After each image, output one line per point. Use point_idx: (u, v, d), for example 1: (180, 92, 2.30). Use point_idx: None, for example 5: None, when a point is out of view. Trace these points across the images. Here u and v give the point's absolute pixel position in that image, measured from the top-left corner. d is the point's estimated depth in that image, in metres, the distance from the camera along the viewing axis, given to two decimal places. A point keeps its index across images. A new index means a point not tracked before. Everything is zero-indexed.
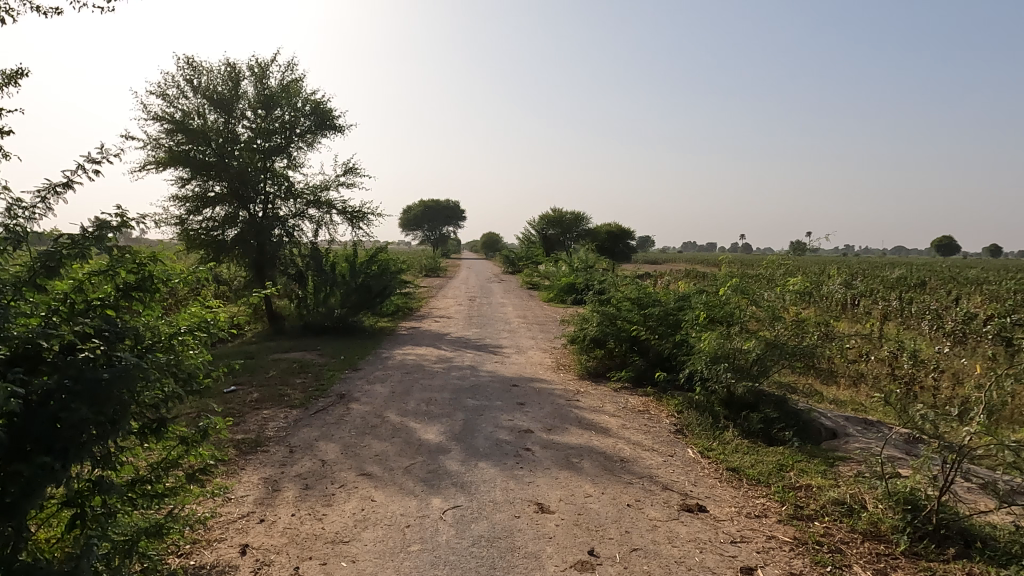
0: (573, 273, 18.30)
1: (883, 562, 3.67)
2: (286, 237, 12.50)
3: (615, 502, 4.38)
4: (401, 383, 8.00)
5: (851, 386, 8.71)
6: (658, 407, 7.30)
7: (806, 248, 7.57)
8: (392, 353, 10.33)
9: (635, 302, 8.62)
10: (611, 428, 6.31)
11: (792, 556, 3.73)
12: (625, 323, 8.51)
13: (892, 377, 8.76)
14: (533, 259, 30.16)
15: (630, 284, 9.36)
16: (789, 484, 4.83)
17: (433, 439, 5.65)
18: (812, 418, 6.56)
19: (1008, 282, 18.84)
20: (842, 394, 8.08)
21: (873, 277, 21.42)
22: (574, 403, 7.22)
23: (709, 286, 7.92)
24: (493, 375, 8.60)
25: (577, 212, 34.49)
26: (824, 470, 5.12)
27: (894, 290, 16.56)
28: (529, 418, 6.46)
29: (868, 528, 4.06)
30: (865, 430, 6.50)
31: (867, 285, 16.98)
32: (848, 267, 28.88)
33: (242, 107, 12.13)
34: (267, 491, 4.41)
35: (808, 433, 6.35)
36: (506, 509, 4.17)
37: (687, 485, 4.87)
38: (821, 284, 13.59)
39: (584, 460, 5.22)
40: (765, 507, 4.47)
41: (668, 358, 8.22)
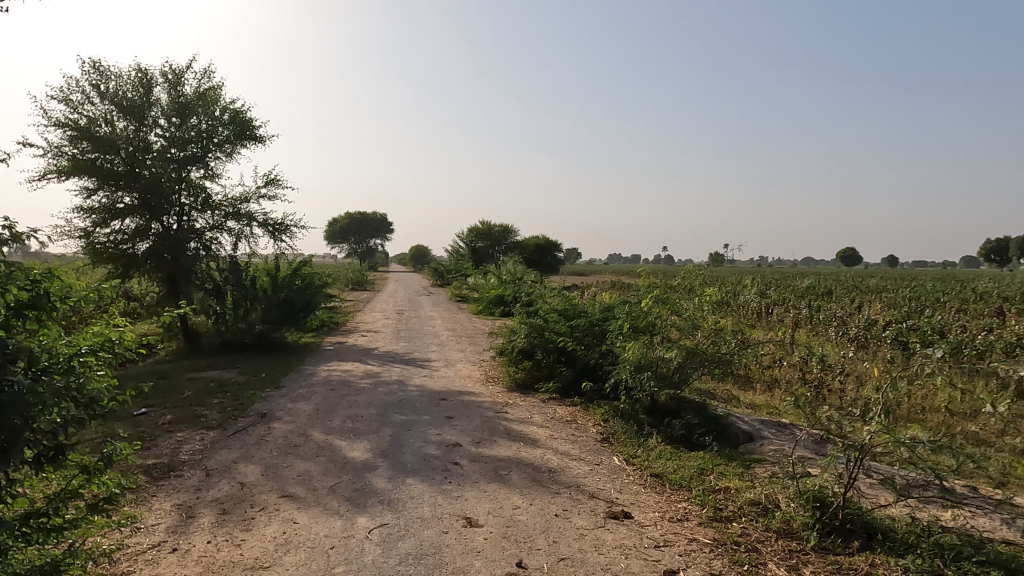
0: (501, 285, 18.39)
1: (795, 559, 3.85)
2: (202, 250, 12.00)
3: (543, 513, 4.42)
4: (326, 400, 7.79)
5: (766, 391, 9.16)
6: (585, 416, 7.43)
7: (723, 259, 7.96)
8: (316, 369, 10.04)
9: (561, 313, 8.77)
10: (539, 439, 6.37)
11: (711, 557, 3.87)
12: (551, 335, 8.64)
13: (803, 381, 9.28)
14: (461, 271, 30.14)
15: (556, 296, 9.52)
16: (709, 487, 5.02)
17: (359, 456, 5.53)
18: (730, 423, 6.86)
19: (904, 290, 20.33)
20: (757, 399, 8.49)
21: (785, 286, 22.63)
22: (503, 415, 7.24)
23: (632, 296, 8.18)
24: (422, 389, 8.50)
25: (505, 225, 34.84)
26: (741, 472, 5.35)
27: (803, 298, 17.56)
28: (458, 432, 6.43)
29: (781, 526, 4.26)
30: (779, 432, 6.83)
31: (779, 294, 17.95)
32: (762, 278, 30.44)
33: (155, 114, 11.56)
34: (182, 518, 4.20)
35: (726, 437, 6.63)
36: (434, 525, 4.13)
37: (613, 492, 4.98)
38: (736, 294, 14.26)
39: (513, 472, 5.24)
40: (686, 510, 4.62)
41: (595, 368, 8.39)
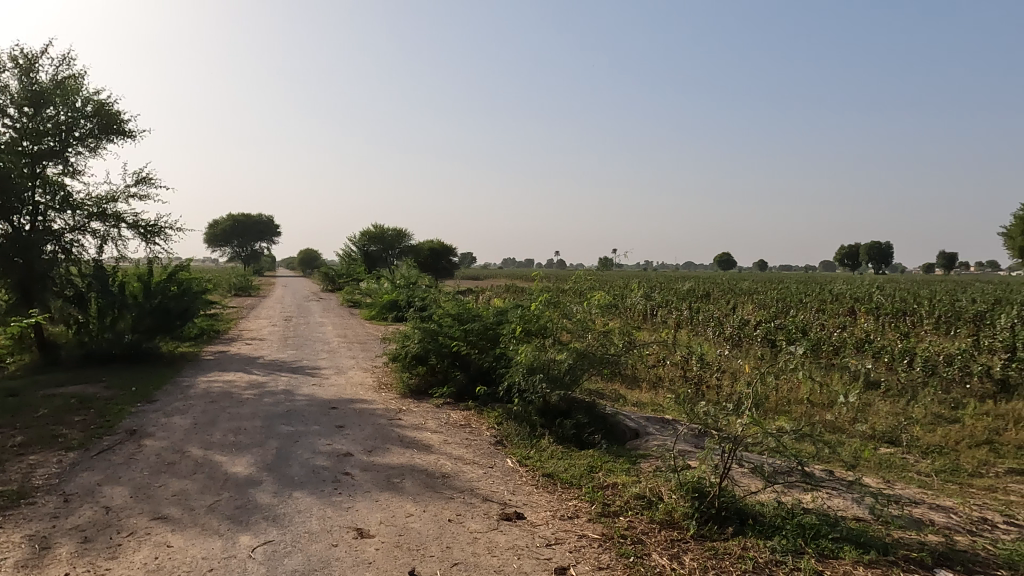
0: (394, 289, 18.09)
1: (676, 547, 4.07)
2: (61, 253, 10.95)
3: (437, 518, 4.39)
4: (205, 413, 7.32)
5: (651, 389, 9.62)
6: (479, 420, 7.46)
7: (611, 264, 8.27)
8: (194, 381, 9.41)
9: (455, 317, 8.76)
10: (432, 444, 6.32)
11: (600, 552, 4.00)
12: (445, 339, 8.61)
13: (684, 379, 9.83)
14: (353, 276, 29.38)
15: (450, 300, 9.50)
16: (598, 484, 5.20)
17: (242, 471, 5.25)
18: (618, 421, 7.14)
19: (772, 292, 22.08)
20: (642, 397, 8.88)
21: (668, 289, 23.89)
22: (395, 422, 7.12)
23: (524, 300, 8.32)
24: (311, 398, 8.19)
25: (398, 229, 34.33)
26: (627, 467, 5.58)
27: (684, 300, 18.63)
28: (348, 441, 6.25)
29: (664, 517, 4.48)
30: (662, 428, 7.20)
31: (663, 296, 18.91)
32: (648, 281, 31.97)
33: (3, 103, 10.40)
34: (34, 551, 3.79)
35: (614, 434, 6.90)
36: (323, 539, 3.99)
37: (506, 494, 5.03)
38: (623, 297, 14.87)
39: (405, 480, 5.17)
40: (576, 508, 4.76)
41: (488, 372, 8.47)
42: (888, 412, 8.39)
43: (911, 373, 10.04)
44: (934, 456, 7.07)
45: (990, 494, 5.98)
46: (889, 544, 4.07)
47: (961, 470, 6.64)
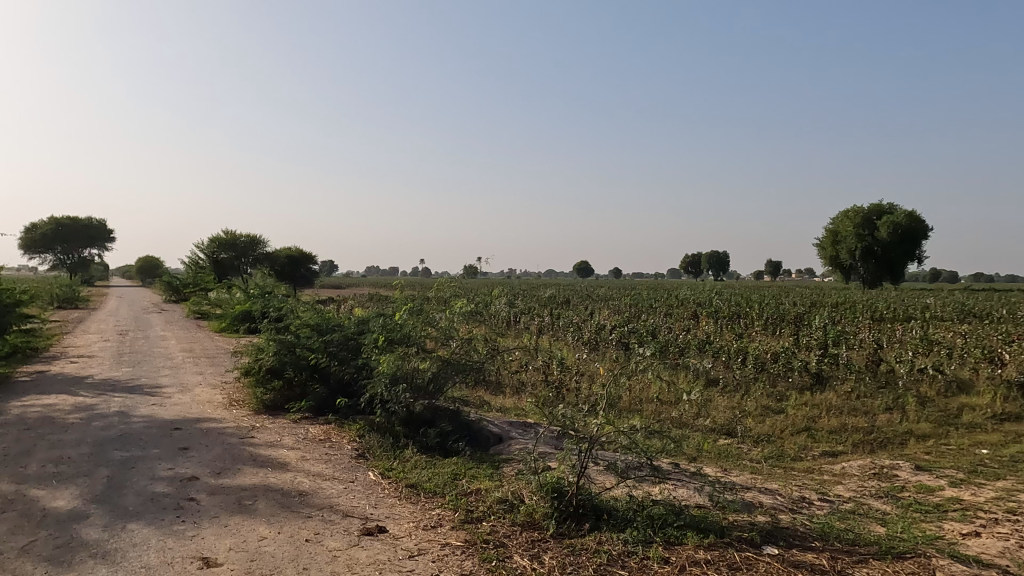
0: (247, 299, 17.03)
1: (536, 548, 4.19)
2: None
3: (292, 540, 4.19)
4: (18, 442, 6.44)
5: (515, 394, 9.83)
6: (339, 434, 7.21)
7: (476, 271, 8.36)
8: (4, 406, 8.24)
9: (314, 328, 8.42)
10: (289, 462, 6.02)
11: (462, 559, 4.02)
12: (303, 351, 8.25)
13: (546, 383, 10.16)
14: (201, 285, 27.32)
15: (309, 310, 9.12)
16: (461, 491, 5.22)
17: (64, 506, 4.68)
18: (481, 427, 7.22)
19: (626, 298, 23.48)
20: (506, 402, 9.06)
21: (531, 296, 24.60)
22: (248, 440, 6.70)
23: (387, 309, 8.19)
24: (150, 419, 7.48)
25: (252, 235, 32.38)
26: (490, 473, 5.66)
27: (545, 307, 19.26)
28: (194, 464, 5.79)
29: (525, 519, 4.60)
30: (524, 431, 7.39)
31: (526, 303, 19.44)
32: (512, 288, 32.70)
33: None
34: None
35: (478, 441, 6.97)
36: (162, 573, 3.66)
37: (367, 508, 4.91)
38: (488, 304, 15.10)
39: (258, 501, 4.88)
40: (439, 517, 4.75)
41: (350, 384, 8.25)
42: (725, 406, 9.22)
43: (745, 370, 11.09)
44: (763, 444, 7.86)
45: (808, 475, 6.75)
46: (725, 527, 4.47)
47: (785, 456, 7.45)
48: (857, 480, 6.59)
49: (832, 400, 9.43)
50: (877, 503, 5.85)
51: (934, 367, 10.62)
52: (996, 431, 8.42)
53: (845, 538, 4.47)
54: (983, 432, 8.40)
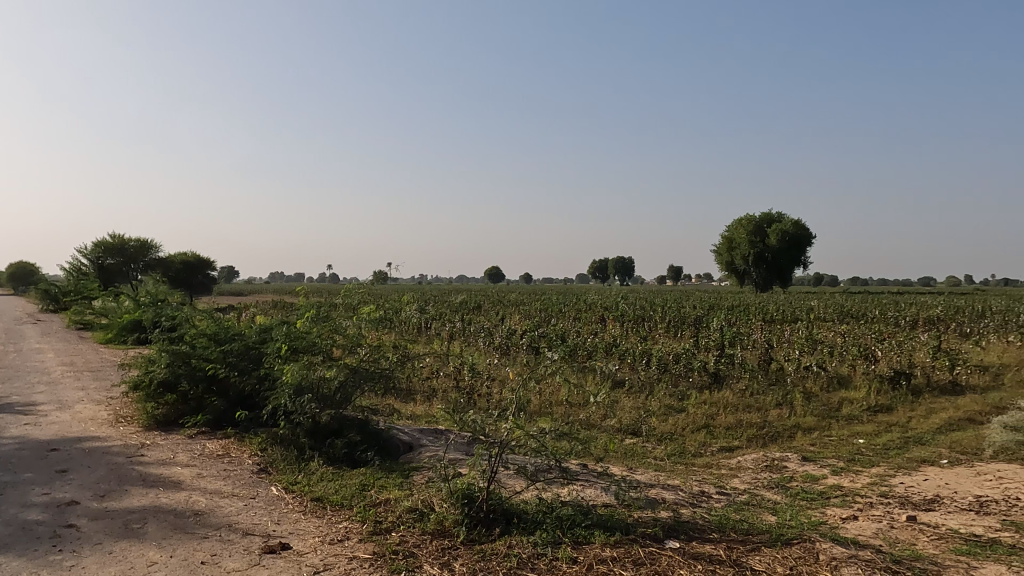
0: (137, 307, 15.89)
1: (446, 556, 4.15)
2: None
3: (186, 563, 3.94)
4: None
5: (425, 401, 9.73)
6: (239, 448, 6.86)
7: (385, 277, 8.21)
8: None
9: (211, 337, 7.98)
10: (184, 480, 5.67)
11: (370, 572, 3.94)
12: (199, 362, 7.81)
13: (457, 389, 10.13)
14: (84, 293, 25.26)
15: (205, 318, 8.64)
16: (370, 502, 5.10)
17: None
18: (391, 436, 7.09)
19: (536, 302, 23.79)
20: (417, 410, 8.96)
21: (442, 302, 24.44)
22: (136, 459, 6.25)
23: (291, 316, 7.89)
24: (22, 441, 6.83)
25: (142, 239, 30.27)
26: (400, 482, 5.57)
27: (457, 312, 19.19)
28: (74, 487, 5.34)
29: (435, 527, 4.56)
30: (435, 439, 7.34)
31: (437, 308, 19.29)
32: (422, 293, 32.35)
33: None
34: None
35: (387, 450, 6.84)
36: None
37: (269, 525, 4.70)
38: (398, 310, 14.87)
39: (148, 524, 4.56)
40: (346, 530, 4.62)
41: (251, 396, 7.88)
42: (631, 406, 9.54)
43: (649, 371, 11.52)
44: (666, 442, 8.19)
45: (707, 470, 7.10)
46: (631, 524, 4.61)
47: (686, 452, 7.79)
48: (751, 473, 7.00)
49: (728, 397, 9.97)
50: (769, 493, 6.23)
51: (818, 365, 11.46)
52: (871, 422, 9.20)
53: (740, 529, 4.73)
54: (860, 423, 9.15)
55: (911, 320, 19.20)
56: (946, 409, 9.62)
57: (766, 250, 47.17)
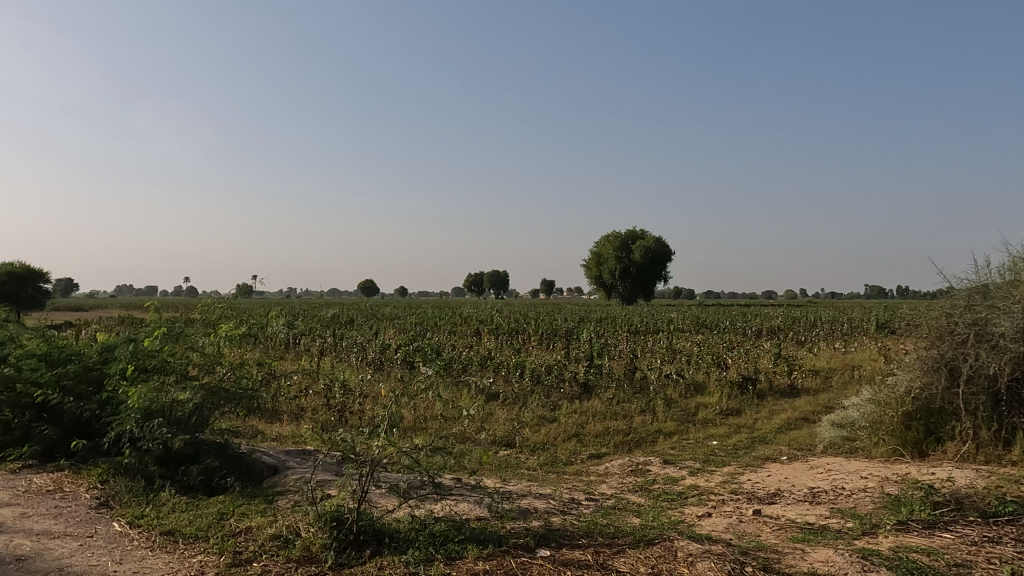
0: None
1: None
2: None
3: None
4: None
5: (293, 421, 9.27)
6: (74, 482, 6.15)
7: (249, 291, 7.77)
8: None
9: (40, 358, 7.12)
10: (4, 521, 4.99)
11: None
12: (25, 387, 6.93)
13: (327, 408, 9.76)
14: None
15: (34, 337, 7.69)
16: (229, 532, 4.77)
17: None
18: (254, 459, 6.68)
19: (412, 317, 23.52)
20: (283, 431, 8.52)
21: (312, 316, 23.48)
22: None
23: (138, 334, 7.22)
24: None
25: None
26: (263, 508, 5.25)
27: (328, 327, 18.51)
28: None
29: (301, 554, 4.34)
30: (302, 460, 7.02)
31: (306, 323, 18.49)
32: (291, 308, 30.86)
33: None
34: None
35: (249, 474, 6.43)
36: None
37: (109, 565, 4.24)
38: (264, 326, 14.09)
39: None
40: (201, 564, 4.27)
41: (89, 423, 7.10)
42: (504, 418, 9.67)
43: (522, 383, 11.74)
44: (538, 452, 8.37)
45: (577, 478, 7.34)
46: (503, 536, 4.66)
47: (557, 461, 8.02)
48: (617, 478, 7.32)
49: (597, 406, 10.40)
50: (634, 497, 6.56)
51: (677, 373, 12.26)
52: (723, 425, 9.97)
53: (606, 533, 4.93)
54: (713, 426, 9.89)
55: (756, 330, 21.08)
56: (785, 410, 10.64)
57: (632, 266, 49.83)
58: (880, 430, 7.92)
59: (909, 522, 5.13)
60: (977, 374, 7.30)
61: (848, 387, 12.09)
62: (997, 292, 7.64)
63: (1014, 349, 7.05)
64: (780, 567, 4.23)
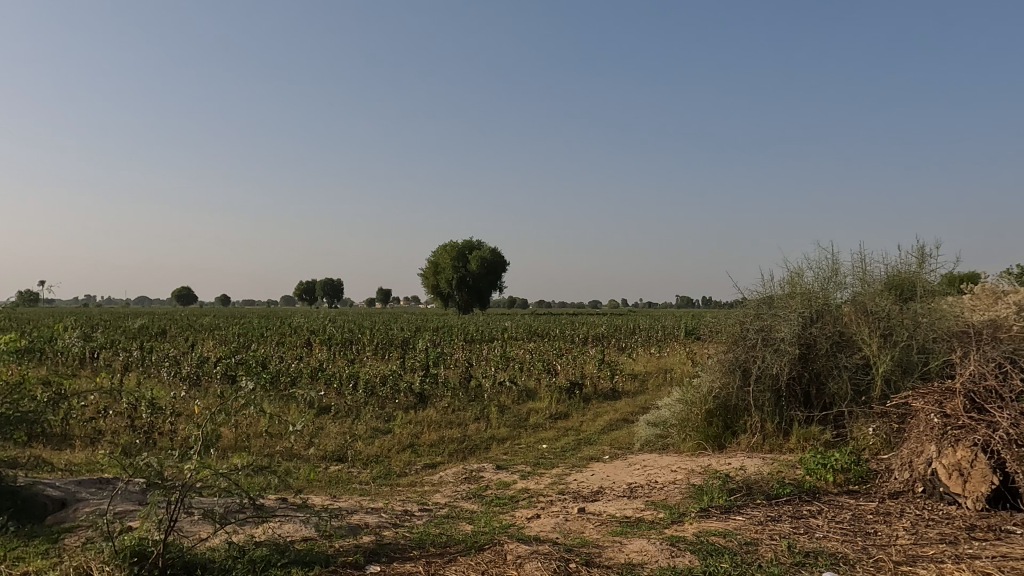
0: None
1: None
2: None
3: None
4: None
5: (87, 447, 8.19)
6: None
7: (36, 299, 6.76)
8: None
9: None
10: None
11: None
12: None
13: (131, 430, 8.75)
14: None
15: None
16: None
17: None
18: (35, 493, 5.79)
19: (233, 327, 21.86)
20: (74, 458, 7.49)
21: (113, 328, 20.95)
22: None
23: None
24: None
25: None
26: (45, 549, 4.57)
27: (133, 339, 16.63)
28: None
29: None
30: (98, 490, 6.21)
31: (106, 336, 16.46)
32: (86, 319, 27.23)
33: None
34: None
35: (28, 511, 5.56)
36: None
37: None
38: (51, 339, 12.32)
39: None
40: None
41: None
42: (336, 432, 9.31)
43: (355, 395, 11.39)
44: (371, 465, 8.17)
45: (411, 489, 7.27)
46: (331, 555, 4.48)
47: (391, 474, 7.88)
48: (451, 487, 7.36)
49: (432, 416, 10.38)
50: (466, 504, 6.63)
51: (510, 381, 12.62)
52: (552, 428, 10.43)
53: (438, 542, 4.93)
54: (543, 430, 10.31)
55: (582, 337, 22.35)
56: (607, 413, 11.40)
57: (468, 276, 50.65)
58: (688, 426, 8.76)
59: (709, 508, 5.73)
60: (763, 373, 8.36)
61: (661, 389, 13.23)
62: (779, 302, 8.81)
63: (791, 351, 8.18)
64: (600, 560, 4.51)
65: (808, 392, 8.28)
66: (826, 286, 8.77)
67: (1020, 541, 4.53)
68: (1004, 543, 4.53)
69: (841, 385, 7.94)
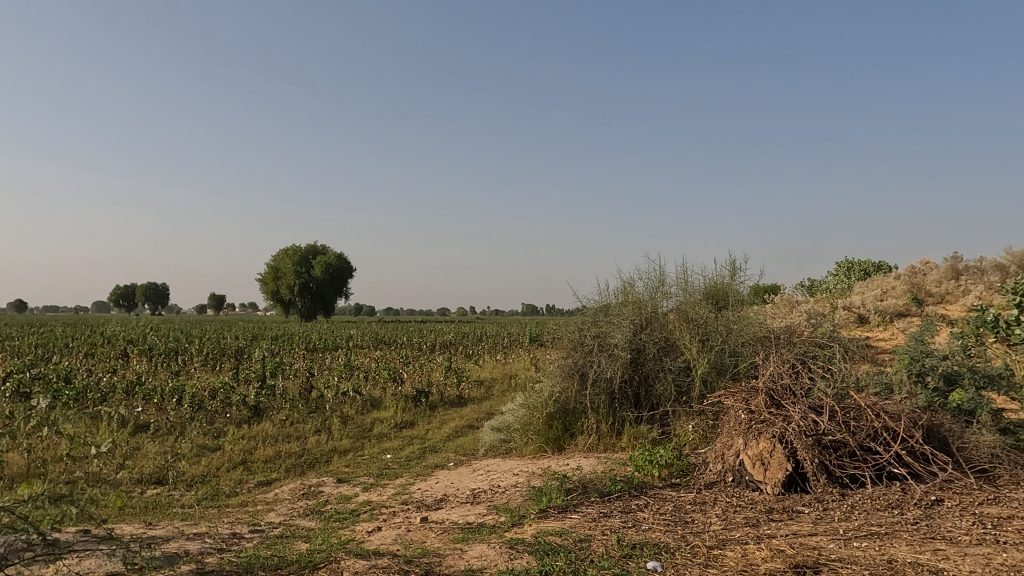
0: None
1: None
2: None
3: None
4: None
5: None
6: None
7: None
8: None
9: None
10: None
11: None
12: None
13: None
14: None
15: None
16: None
17: None
18: None
19: (29, 337, 19.09)
20: None
21: None
22: None
23: None
24: None
25: None
26: None
27: None
28: None
29: None
30: None
31: None
32: None
33: None
34: None
35: None
36: None
37: None
38: None
39: None
40: None
41: None
42: (154, 452, 8.43)
43: (179, 411, 10.39)
44: (196, 486, 7.50)
45: (242, 510, 6.77)
46: None
47: (219, 494, 7.29)
48: (287, 504, 6.97)
49: (267, 430, 9.76)
50: (303, 522, 6.30)
51: (354, 390, 12.23)
52: (397, 438, 10.25)
53: (268, 565, 4.62)
54: (388, 440, 10.10)
55: (429, 345, 22.29)
56: (453, 419, 11.43)
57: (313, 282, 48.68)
58: (529, 430, 9.02)
59: (547, 509, 5.94)
60: (599, 377, 8.85)
61: (506, 395, 13.52)
62: (613, 310, 9.40)
63: (624, 355, 8.76)
64: (441, 569, 4.48)
65: (638, 394, 8.89)
66: (654, 296, 9.51)
67: (807, 519, 5.19)
68: (795, 522, 5.15)
69: (665, 387, 8.62)
